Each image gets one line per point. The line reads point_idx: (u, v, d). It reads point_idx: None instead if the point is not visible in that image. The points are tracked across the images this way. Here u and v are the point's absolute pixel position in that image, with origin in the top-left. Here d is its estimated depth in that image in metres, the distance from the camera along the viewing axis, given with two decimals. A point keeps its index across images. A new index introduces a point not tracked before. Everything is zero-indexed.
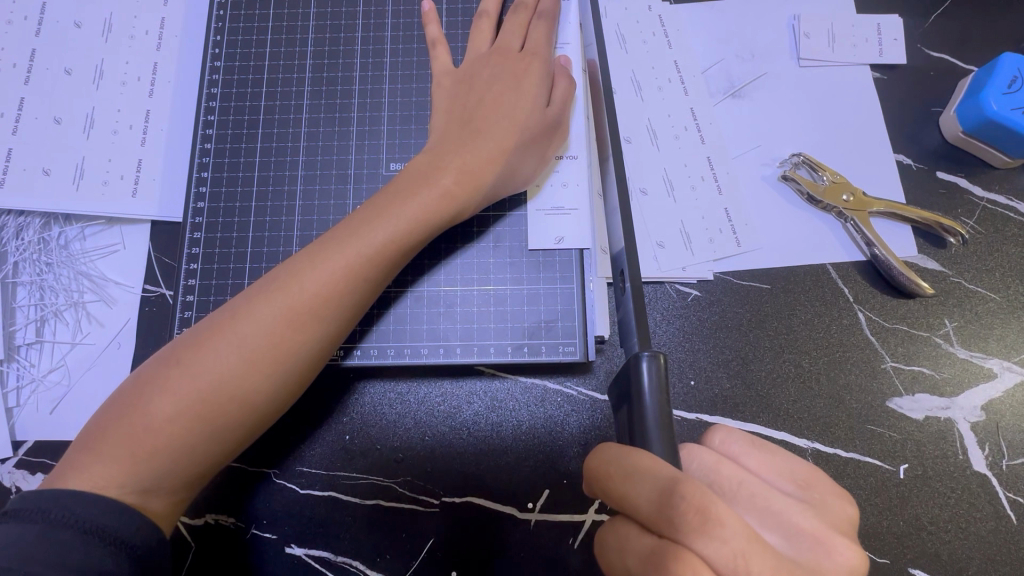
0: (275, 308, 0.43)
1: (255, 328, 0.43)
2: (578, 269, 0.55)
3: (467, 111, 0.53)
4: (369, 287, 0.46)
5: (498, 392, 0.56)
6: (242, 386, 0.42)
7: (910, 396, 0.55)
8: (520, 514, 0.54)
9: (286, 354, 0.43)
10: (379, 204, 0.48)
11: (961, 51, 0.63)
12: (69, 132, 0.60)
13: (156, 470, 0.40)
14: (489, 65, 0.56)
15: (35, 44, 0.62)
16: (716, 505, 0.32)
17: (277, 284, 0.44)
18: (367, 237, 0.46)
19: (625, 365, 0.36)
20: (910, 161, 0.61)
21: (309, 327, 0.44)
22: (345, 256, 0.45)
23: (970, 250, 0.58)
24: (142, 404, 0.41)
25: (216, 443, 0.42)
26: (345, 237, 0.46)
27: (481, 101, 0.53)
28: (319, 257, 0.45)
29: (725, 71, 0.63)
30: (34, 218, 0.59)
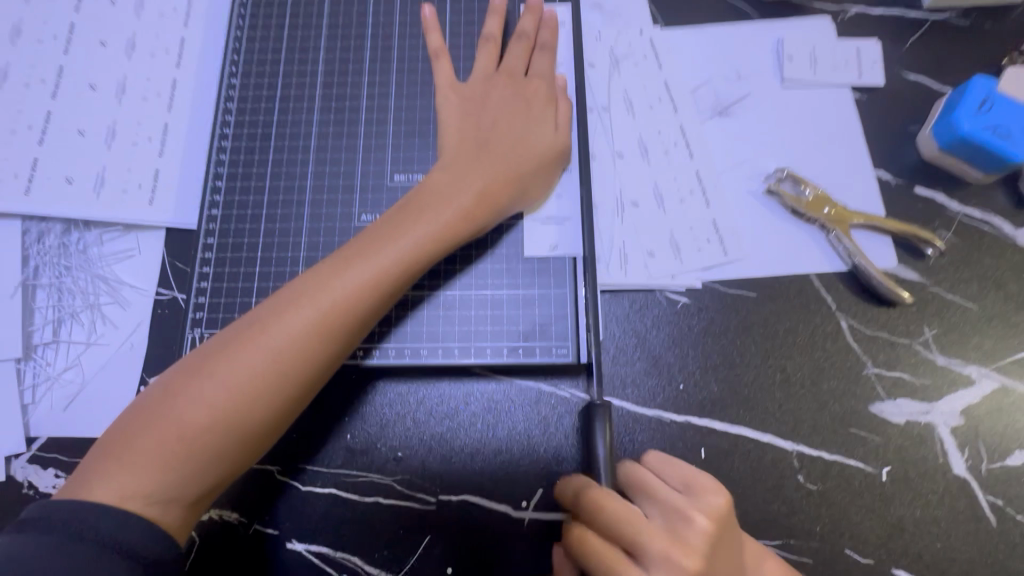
0: (297, 320, 0.46)
1: (277, 340, 0.45)
2: (571, 275, 0.57)
3: (476, 134, 0.56)
4: (383, 300, 0.49)
5: (495, 394, 0.58)
6: (265, 397, 0.45)
7: (891, 401, 0.57)
8: (515, 512, 0.55)
9: (307, 364, 0.46)
10: (392, 221, 0.51)
11: (935, 73, 0.67)
12: (92, 144, 0.64)
13: (182, 477, 0.43)
14: (500, 92, 0.59)
15: (63, 62, 0.66)
16: (605, 498, 0.48)
17: (298, 295, 0.47)
18: (383, 252, 0.49)
19: (585, 414, 0.53)
20: (889, 176, 0.64)
21: (328, 338, 0.47)
22: (363, 271, 0.48)
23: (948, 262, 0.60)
24: (170, 412, 0.43)
25: (240, 448, 0.45)
26: (361, 252, 0.49)
27: (490, 126, 0.57)
28: (336, 270, 0.48)
29: (712, 91, 0.66)
30: (56, 224, 0.62)
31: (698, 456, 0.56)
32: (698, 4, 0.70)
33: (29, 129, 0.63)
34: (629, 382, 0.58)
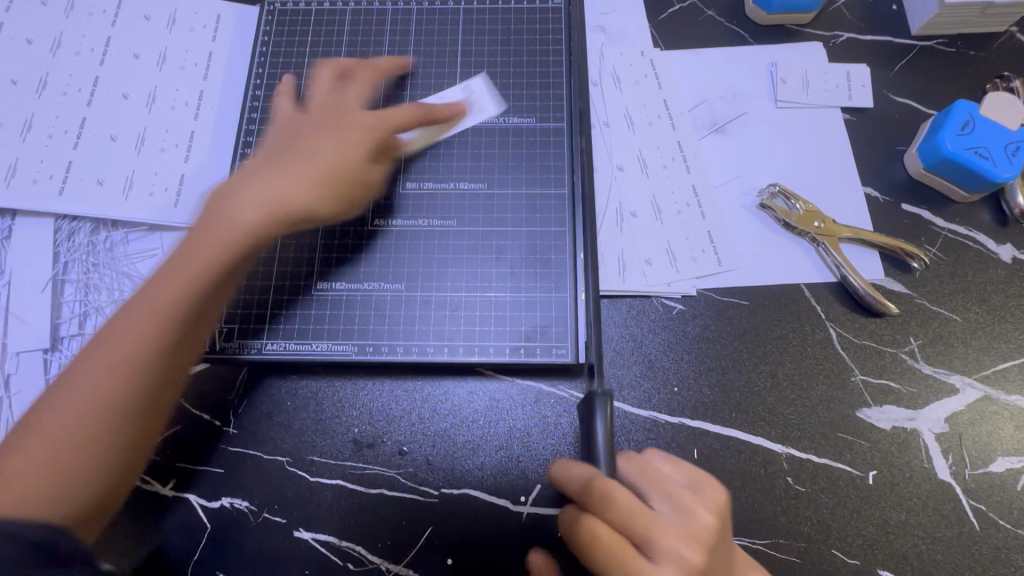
0: (113, 345, 0.48)
1: (96, 364, 0.48)
2: (572, 280, 0.60)
3: (300, 147, 0.56)
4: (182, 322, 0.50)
5: (497, 393, 0.61)
6: (82, 420, 0.47)
7: (878, 407, 0.59)
8: (514, 506, 0.58)
9: (121, 382, 0.48)
10: (206, 234, 0.51)
11: (922, 97, 0.70)
12: (123, 149, 0.68)
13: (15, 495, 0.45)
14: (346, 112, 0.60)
15: (98, 72, 0.70)
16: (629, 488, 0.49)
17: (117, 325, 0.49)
18: (192, 273, 0.50)
19: (586, 400, 0.51)
20: (877, 193, 0.67)
21: (139, 363, 0.48)
22: (167, 297, 0.49)
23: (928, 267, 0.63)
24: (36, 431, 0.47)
25: (95, 463, 0.47)
26: (174, 272, 0.50)
27: (299, 141, 0.57)
28: (156, 291, 0.50)
29: (708, 110, 0.70)
30: (85, 223, 0.66)
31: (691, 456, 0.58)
32: (696, 29, 0.74)
33: (64, 134, 0.67)
34: (626, 383, 0.61)
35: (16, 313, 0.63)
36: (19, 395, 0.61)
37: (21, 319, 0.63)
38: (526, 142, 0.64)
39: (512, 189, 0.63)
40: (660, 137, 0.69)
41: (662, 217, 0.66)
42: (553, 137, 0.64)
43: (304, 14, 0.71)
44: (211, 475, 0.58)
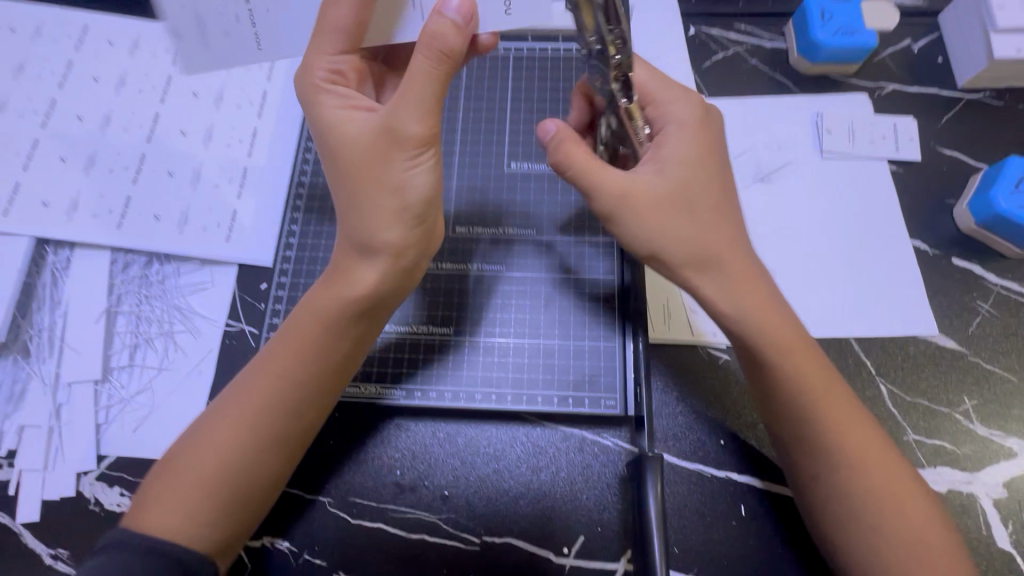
0: (259, 378, 0.50)
1: (234, 403, 0.50)
2: (619, 328, 0.61)
3: (370, 171, 0.49)
4: (331, 355, 0.51)
5: (540, 439, 0.60)
6: (253, 443, 0.49)
7: (933, 468, 0.58)
8: (557, 558, 0.57)
9: (248, 424, 0.49)
10: (339, 272, 0.52)
11: (971, 150, 0.70)
12: (179, 184, 0.70)
13: (207, 516, 0.47)
14: (427, 99, 0.47)
15: (159, 109, 0.73)
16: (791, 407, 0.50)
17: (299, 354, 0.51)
18: (303, 331, 0.51)
19: (638, 458, 0.54)
20: (927, 247, 0.66)
21: (256, 404, 0.49)
22: (296, 346, 0.51)
23: (686, 168, 0.51)
24: (175, 470, 0.48)
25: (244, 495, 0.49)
26: (306, 322, 0.51)
27: (362, 176, 0.49)
28: (274, 355, 0.51)
29: (753, 158, 0.70)
30: (140, 256, 0.68)
31: (739, 513, 0.57)
32: (741, 78, 0.75)
33: (124, 169, 0.69)
34: (675, 435, 0.60)
35: (69, 343, 0.64)
36: (70, 425, 0.62)
37: (74, 350, 0.64)
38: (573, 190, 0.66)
39: (560, 237, 0.64)
40: None
41: None
42: None
43: None
44: None
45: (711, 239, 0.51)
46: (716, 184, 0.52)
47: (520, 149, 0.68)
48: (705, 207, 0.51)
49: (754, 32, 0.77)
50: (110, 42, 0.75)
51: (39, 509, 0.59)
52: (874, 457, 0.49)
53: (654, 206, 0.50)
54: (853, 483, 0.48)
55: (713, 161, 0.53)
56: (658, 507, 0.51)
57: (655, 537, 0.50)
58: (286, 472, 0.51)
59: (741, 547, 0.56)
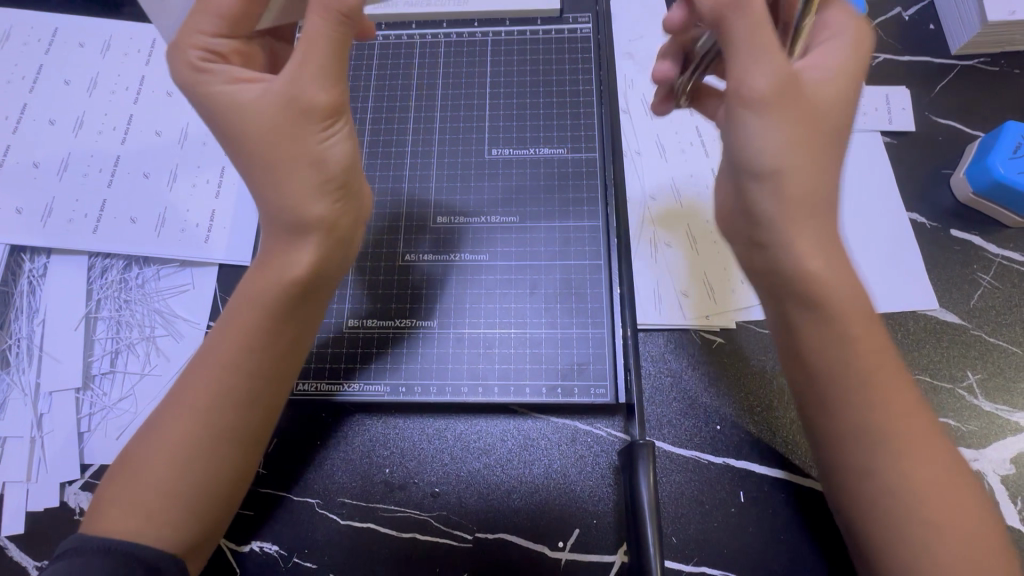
0: (201, 375, 0.48)
1: (184, 398, 0.48)
2: (608, 315, 0.59)
3: (278, 138, 0.48)
4: (280, 344, 0.50)
5: (531, 431, 0.59)
6: (208, 436, 0.47)
7: None
8: (552, 552, 0.55)
9: (198, 417, 0.47)
10: (270, 263, 0.50)
11: (967, 118, 0.68)
12: (155, 185, 0.68)
13: (166, 517, 0.45)
14: (329, 74, 0.48)
15: (133, 110, 0.71)
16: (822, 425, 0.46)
17: (245, 341, 0.48)
18: (243, 319, 0.49)
19: (632, 444, 0.53)
20: (924, 219, 0.64)
21: (201, 396, 0.47)
22: (235, 339, 0.49)
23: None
24: (130, 472, 0.46)
25: (203, 492, 0.46)
26: (239, 317, 0.49)
27: (286, 162, 0.48)
28: (217, 350, 0.48)
29: None
30: (118, 260, 0.66)
31: (739, 500, 0.55)
32: None
33: (99, 172, 0.68)
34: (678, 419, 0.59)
35: (49, 351, 0.63)
36: (51, 434, 0.60)
37: (54, 357, 0.63)
38: (556, 174, 0.64)
39: (545, 223, 0.63)
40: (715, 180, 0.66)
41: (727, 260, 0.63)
42: (584, 168, 0.64)
43: None
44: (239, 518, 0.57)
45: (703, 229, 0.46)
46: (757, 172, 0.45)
47: (500, 136, 0.67)
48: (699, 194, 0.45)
49: None
50: (81, 44, 0.73)
51: (23, 521, 0.58)
52: (893, 433, 0.43)
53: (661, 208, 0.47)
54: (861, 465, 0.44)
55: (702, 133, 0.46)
56: (651, 498, 0.49)
57: (650, 526, 0.48)
58: (248, 465, 0.49)
59: (742, 535, 0.54)
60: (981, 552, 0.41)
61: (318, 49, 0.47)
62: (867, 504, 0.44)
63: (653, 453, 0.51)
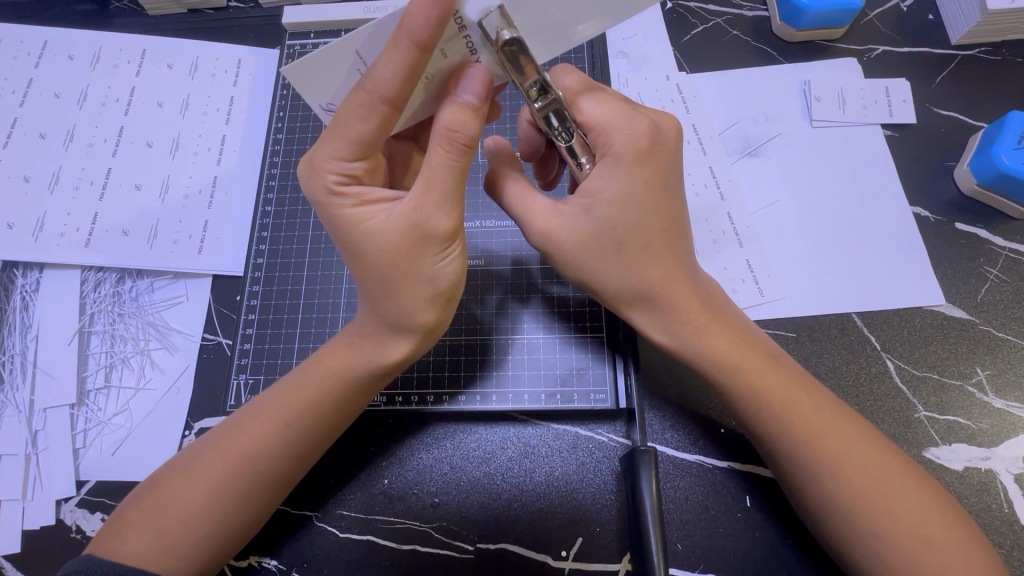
0: (260, 428, 0.49)
1: (232, 442, 0.48)
2: (606, 318, 0.58)
3: (388, 258, 0.45)
4: (346, 417, 0.51)
5: (532, 439, 0.58)
6: (255, 483, 0.48)
7: (946, 446, 0.54)
8: (555, 562, 0.54)
9: (255, 467, 0.48)
10: (359, 339, 0.51)
11: (968, 108, 0.67)
12: (147, 197, 0.67)
13: (187, 546, 0.46)
14: (448, 197, 0.44)
15: (124, 122, 0.71)
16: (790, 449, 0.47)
17: (317, 402, 0.50)
18: (320, 382, 0.50)
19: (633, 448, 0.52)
20: (928, 213, 0.63)
21: (262, 447, 0.48)
22: (306, 405, 0.49)
23: (617, 200, 0.46)
24: (163, 498, 0.47)
25: (233, 530, 0.47)
26: (314, 381, 0.50)
27: (397, 278, 0.46)
28: (281, 407, 0.49)
29: (740, 133, 0.67)
30: (111, 274, 0.66)
31: (744, 504, 0.54)
32: (722, 50, 0.72)
33: (91, 185, 0.67)
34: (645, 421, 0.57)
35: (43, 367, 0.62)
36: (47, 452, 0.60)
37: (48, 373, 0.62)
38: None
39: None
40: (713, 178, 0.65)
41: (727, 259, 0.62)
42: None
43: None
44: None
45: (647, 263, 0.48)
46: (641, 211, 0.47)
47: None
48: (647, 232, 0.47)
49: (733, 2, 0.74)
50: (71, 57, 0.73)
51: (19, 540, 0.57)
52: (833, 437, 0.47)
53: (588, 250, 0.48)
54: (820, 473, 0.46)
55: (657, 181, 0.47)
56: (654, 506, 0.48)
57: (653, 532, 0.47)
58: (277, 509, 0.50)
59: (750, 541, 0.53)
60: (934, 550, 0.44)
61: (442, 178, 0.43)
62: (829, 505, 0.46)
63: (654, 458, 0.50)
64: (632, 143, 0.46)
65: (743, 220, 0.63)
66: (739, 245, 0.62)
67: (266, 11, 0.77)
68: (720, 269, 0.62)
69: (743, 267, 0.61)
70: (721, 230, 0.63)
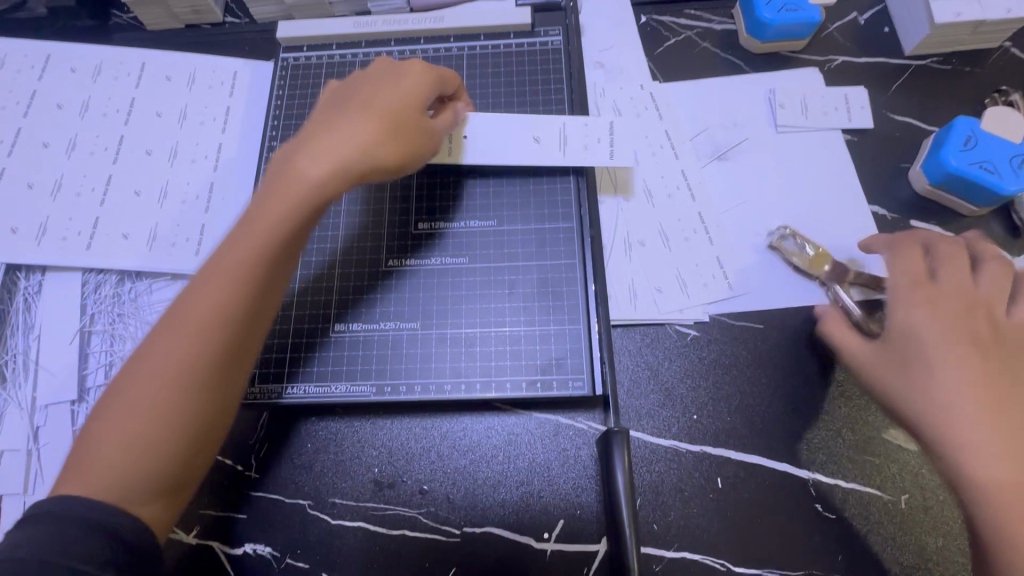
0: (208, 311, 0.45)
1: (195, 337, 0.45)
2: (585, 311, 0.61)
3: (319, 145, 0.51)
4: (271, 274, 0.47)
5: (515, 427, 0.61)
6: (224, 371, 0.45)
7: (903, 427, 0.58)
8: (537, 543, 0.57)
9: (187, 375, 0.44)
10: (252, 215, 0.48)
11: (921, 114, 0.71)
12: (147, 203, 0.70)
13: (123, 485, 0.42)
14: (329, 118, 0.53)
15: (124, 131, 0.74)
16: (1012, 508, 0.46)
17: (221, 267, 0.46)
18: (220, 259, 0.47)
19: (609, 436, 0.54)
20: (884, 211, 0.67)
21: (167, 346, 0.44)
22: (225, 281, 0.46)
23: (948, 323, 0.53)
24: (88, 450, 0.43)
25: (175, 469, 0.44)
26: (228, 262, 0.46)
27: (312, 147, 0.51)
28: (186, 305, 0.46)
29: (710, 137, 0.72)
30: (111, 276, 0.68)
31: (715, 485, 0.57)
32: (693, 61, 0.76)
33: (92, 191, 0.70)
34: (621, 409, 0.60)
35: (45, 366, 0.64)
36: (48, 447, 0.62)
37: (50, 372, 0.64)
38: (531, 179, 0.67)
39: (521, 226, 0.65)
40: (685, 181, 0.69)
41: (699, 257, 0.66)
42: (558, 172, 0.67)
43: (316, 67, 0.75)
44: (232, 521, 0.58)
45: (941, 375, 0.51)
46: (958, 316, 0.54)
47: None
48: (918, 339, 0.54)
49: (703, 15, 0.78)
50: (73, 70, 0.76)
51: None
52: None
53: (884, 363, 0.55)
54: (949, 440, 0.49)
55: (964, 291, 0.55)
56: (627, 495, 0.50)
57: (626, 520, 0.50)
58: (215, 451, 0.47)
59: (721, 520, 0.56)
60: None
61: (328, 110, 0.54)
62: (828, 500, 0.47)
63: (627, 457, 0.52)
64: (953, 244, 0.58)
65: (714, 218, 0.67)
66: (709, 242, 0.66)
67: (260, 26, 0.81)
68: (693, 264, 0.65)
69: (713, 262, 0.65)
70: (692, 228, 0.67)
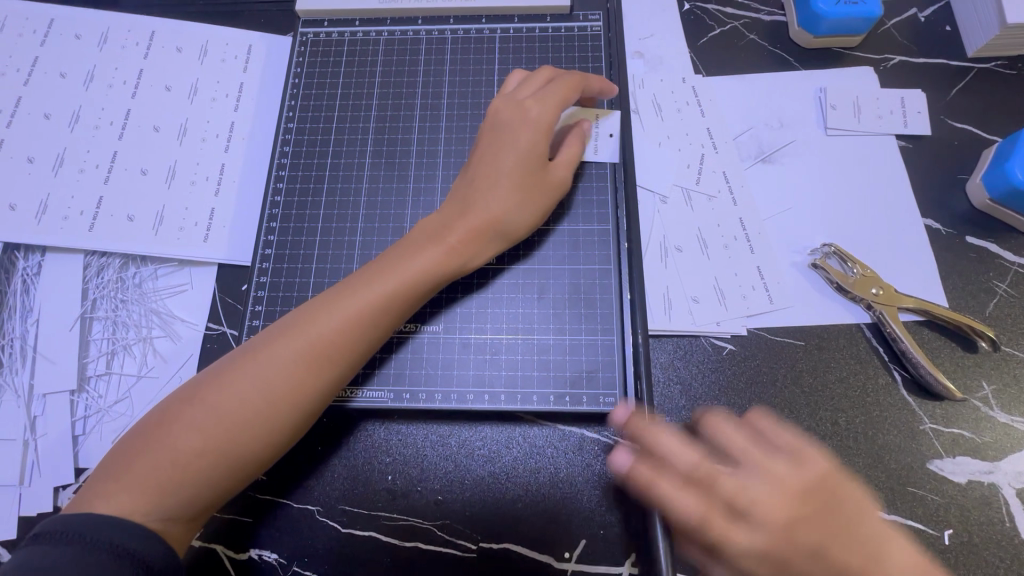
0: (289, 354, 0.48)
1: (269, 371, 0.47)
2: (617, 322, 0.58)
3: (481, 204, 0.55)
4: (380, 333, 0.51)
5: (538, 439, 0.58)
6: (299, 422, 0.48)
7: (951, 459, 0.55)
8: (558, 563, 0.54)
9: (275, 410, 0.47)
10: (375, 267, 0.52)
11: (983, 122, 0.67)
12: (153, 182, 0.66)
13: (177, 497, 0.44)
14: (499, 174, 0.55)
15: (130, 105, 0.69)
16: None
17: (333, 305, 0.50)
18: (339, 306, 0.50)
19: None
20: (940, 226, 0.63)
21: (272, 369, 0.47)
22: (310, 337, 0.48)
23: None
24: (166, 439, 0.45)
25: (226, 486, 0.46)
26: (352, 303, 0.50)
27: (466, 214, 0.55)
28: (270, 338, 0.49)
29: (755, 138, 0.67)
30: (114, 259, 0.65)
31: None
32: (739, 54, 0.71)
33: (96, 168, 0.66)
34: None
35: (43, 352, 0.61)
36: (45, 438, 0.59)
37: (48, 359, 0.61)
38: None
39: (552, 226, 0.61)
40: (728, 185, 0.65)
41: (739, 267, 0.62)
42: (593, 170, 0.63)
43: (337, 45, 0.71)
44: (236, 524, 0.55)
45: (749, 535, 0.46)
46: None
47: None
48: None
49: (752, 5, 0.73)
50: (77, 37, 0.72)
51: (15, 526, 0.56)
52: None
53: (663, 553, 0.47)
54: None
55: None
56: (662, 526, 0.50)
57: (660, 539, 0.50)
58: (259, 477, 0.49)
59: None
60: None
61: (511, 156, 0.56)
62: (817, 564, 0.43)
63: None
64: None
65: (756, 225, 0.63)
66: (749, 251, 0.62)
67: None
68: (733, 273, 0.61)
69: (753, 273, 0.61)
70: (733, 235, 0.63)
